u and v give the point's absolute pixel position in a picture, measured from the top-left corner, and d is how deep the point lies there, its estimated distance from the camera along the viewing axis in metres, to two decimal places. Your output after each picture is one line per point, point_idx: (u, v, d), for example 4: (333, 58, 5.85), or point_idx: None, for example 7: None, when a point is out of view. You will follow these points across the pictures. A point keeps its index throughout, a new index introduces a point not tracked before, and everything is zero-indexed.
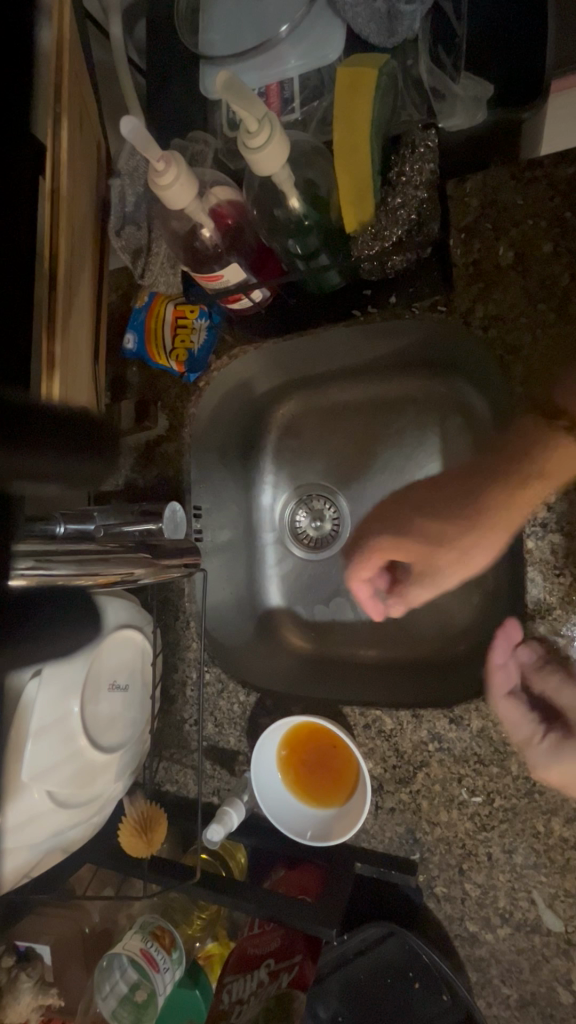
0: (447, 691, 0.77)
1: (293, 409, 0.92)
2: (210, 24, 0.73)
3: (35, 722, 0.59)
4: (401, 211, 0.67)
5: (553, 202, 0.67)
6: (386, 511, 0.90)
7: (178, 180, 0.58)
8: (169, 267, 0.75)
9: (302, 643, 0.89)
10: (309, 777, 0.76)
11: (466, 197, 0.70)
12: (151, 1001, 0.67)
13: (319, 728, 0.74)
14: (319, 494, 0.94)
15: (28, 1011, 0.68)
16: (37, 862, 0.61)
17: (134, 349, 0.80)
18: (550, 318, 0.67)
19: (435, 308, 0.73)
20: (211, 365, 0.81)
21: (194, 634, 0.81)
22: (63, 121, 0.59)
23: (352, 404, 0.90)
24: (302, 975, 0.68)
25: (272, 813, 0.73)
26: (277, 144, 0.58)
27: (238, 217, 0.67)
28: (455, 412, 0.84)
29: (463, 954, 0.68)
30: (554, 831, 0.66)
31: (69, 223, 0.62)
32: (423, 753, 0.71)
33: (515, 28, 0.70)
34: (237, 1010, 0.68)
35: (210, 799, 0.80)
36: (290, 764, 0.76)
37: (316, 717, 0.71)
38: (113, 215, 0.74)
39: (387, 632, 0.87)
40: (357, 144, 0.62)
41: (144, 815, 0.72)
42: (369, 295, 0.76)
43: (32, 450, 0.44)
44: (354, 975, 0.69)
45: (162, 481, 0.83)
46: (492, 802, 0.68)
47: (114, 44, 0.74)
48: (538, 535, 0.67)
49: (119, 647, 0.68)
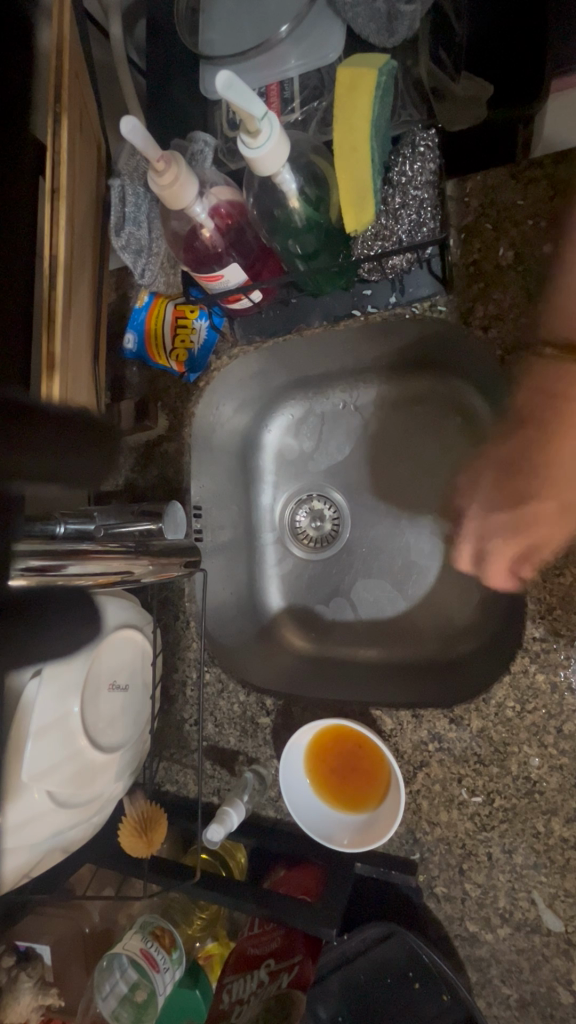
0: (449, 694, 0.76)
1: (293, 410, 0.92)
2: (210, 24, 0.73)
3: (36, 722, 0.58)
4: (402, 211, 0.66)
5: (553, 201, 0.67)
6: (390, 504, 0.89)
7: (177, 180, 0.58)
8: (169, 267, 0.77)
9: (303, 643, 0.90)
10: (338, 778, 0.75)
11: (466, 197, 0.70)
12: (151, 1002, 0.66)
13: (342, 732, 0.73)
14: (319, 494, 0.94)
15: (27, 1012, 0.68)
16: (37, 862, 0.61)
17: (134, 350, 0.81)
18: (551, 318, 0.67)
19: (435, 308, 0.73)
20: (211, 365, 0.81)
21: (194, 634, 0.81)
22: (64, 121, 0.57)
23: (353, 404, 0.91)
24: (302, 974, 0.69)
25: (299, 814, 0.73)
26: (278, 145, 0.58)
27: (237, 217, 0.67)
28: (459, 406, 0.84)
29: (463, 954, 0.69)
30: (554, 831, 0.66)
31: (71, 224, 0.62)
32: (415, 755, 0.72)
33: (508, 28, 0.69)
34: (236, 1010, 0.67)
35: (210, 800, 0.80)
36: (317, 766, 0.75)
37: (316, 724, 0.70)
38: (112, 215, 0.72)
39: (386, 632, 0.87)
40: (357, 146, 0.62)
41: (144, 815, 0.71)
42: (370, 295, 0.76)
43: (34, 449, 0.44)
44: (356, 978, 0.69)
45: (162, 481, 0.83)
46: (492, 802, 0.68)
47: (114, 45, 0.74)
48: None
49: (120, 647, 0.68)
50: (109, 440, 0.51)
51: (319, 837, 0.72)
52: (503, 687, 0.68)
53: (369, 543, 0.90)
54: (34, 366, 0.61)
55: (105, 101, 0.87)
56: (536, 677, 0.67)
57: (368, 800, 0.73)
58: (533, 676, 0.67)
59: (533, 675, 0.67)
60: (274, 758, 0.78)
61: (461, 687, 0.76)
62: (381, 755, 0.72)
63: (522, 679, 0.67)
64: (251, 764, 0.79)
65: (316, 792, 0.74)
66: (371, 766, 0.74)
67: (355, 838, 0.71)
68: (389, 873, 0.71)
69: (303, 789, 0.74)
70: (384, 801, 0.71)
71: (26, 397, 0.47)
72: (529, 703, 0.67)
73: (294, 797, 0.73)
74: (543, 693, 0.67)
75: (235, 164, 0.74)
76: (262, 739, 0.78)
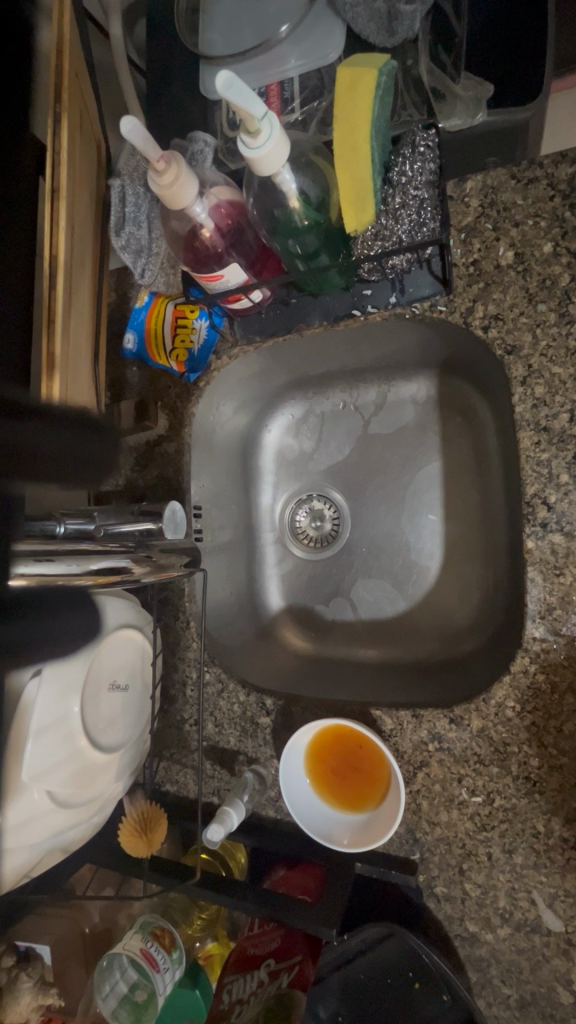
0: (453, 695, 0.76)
1: (294, 410, 0.92)
2: (210, 24, 0.73)
3: (35, 723, 0.58)
4: (402, 209, 0.67)
5: (554, 202, 0.67)
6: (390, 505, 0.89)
7: (177, 179, 0.58)
8: (169, 267, 0.77)
9: (303, 644, 0.90)
10: (339, 778, 0.75)
11: (466, 197, 0.70)
12: (151, 1002, 0.66)
13: (343, 732, 0.73)
14: (319, 494, 0.94)
15: (27, 1012, 0.67)
16: (37, 863, 0.61)
17: (134, 349, 0.81)
18: (551, 316, 0.67)
19: (435, 309, 0.73)
20: (211, 365, 0.81)
21: (194, 634, 0.81)
22: (64, 121, 0.57)
23: (353, 404, 0.91)
24: (302, 975, 0.68)
25: (299, 814, 0.73)
26: (279, 143, 0.58)
27: (237, 217, 0.67)
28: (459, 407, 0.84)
29: (463, 954, 0.69)
30: (554, 831, 0.66)
31: (70, 224, 0.62)
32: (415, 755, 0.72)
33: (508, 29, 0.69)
34: (236, 1010, 0.67)
35: (210, 800, 0.81)
36: (317, 766, 0.75)
37: (316, 724, 0.70)
38: (112, 215, 0.72)
39: (385, 631, 0.87)
40: (356, 146, 0.62)
41: (144, 815, 0.71)
42: (370, 295, 0.76)
43: (33, 450, 0.44)
44: (356, 978, 0.70)
45: (162, 481, 0.83)
46: (492, 802, 0.68)
47: (114, 45, 0.74)
48: (537, 535, 0.67)
49: (119, 648, 0.68)
50: (107, 440, 0.50)
51: (319, 837, 0.72)
52: (503, 687, 0.68)
53: (371, 544, 0.90)
54: (34, 366, 0.61)
55: (105, 101, 0.87)
56: (536, 677, 0.67)
57: (369, 801, 0.73)
58: (533, 676, 0.67)
59: (533, 675, 0.67)
60: (274, 758, 0.78)
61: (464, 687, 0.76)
62: (380, 755, 0.72)
63: (522, 679, 0.68)
64: (251, 763, 0.79)
65: (316, 792, 0.74)
66: (372, 768, 0.74)
67: (353, 839, 0.71)
68: (390, 873, 0.71)
69: (303, 789, 0.74)
70: (384, 801, 0.71)
71: (26, 396, 0.46)
72: (529, 703, 0.67)
73: (294, 797, 0.73)
74: (543, 693, 0.67)
75: (235, 164, 0.74)
76: (262, 739, 0.78)
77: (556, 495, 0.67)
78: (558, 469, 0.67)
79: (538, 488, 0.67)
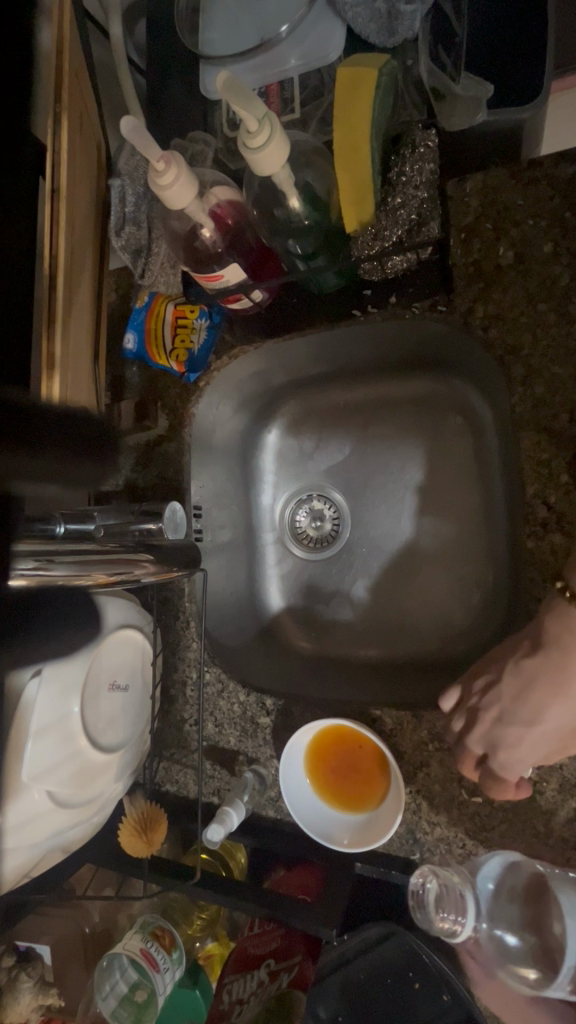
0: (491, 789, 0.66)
1: (291, 410, 0.91)
2: (210, 24, 0.73)
3: (35, 722, 0.59)
4: (400, 211, 0.66)
5: (553, 201, 0.67)
6: (387, 514, 0.89)
7: (178, 180, 0.58)
8: (169, 267, 0.74)
9: (305, 644, 0.89)
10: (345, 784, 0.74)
11: (466, 197, 0.71)
12: (151, 1002, 0.66)
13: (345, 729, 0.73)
14: (320, 494, 0.93)
15: (27, 1011, 0.68)
16: (37, 862, 0.61)
17: (134, 349, 0.80)
18: (550, 317, 0.68)
19: (436, 308, 0.74)
20: (211, 365, 0.81)
21: (194, 634, 0.81)
22: (63, 121, 0.58)
23: (353, 404, 0.90)
24: (301, 974, 0.70)
25: (296, 813, 0.73)
26: (278, 144, 0.58)
27: (237, 217, 0.66)
28: (443, 397, 0.84)
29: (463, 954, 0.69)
30: (554, 831, 0.67)
31: (70, 223, 0.62)
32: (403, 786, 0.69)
33: (508, 28, 0.68)
34: (236, 1010, 0.69)
35: (210, 800, 0.80)
36: (318, 766, 0.75)
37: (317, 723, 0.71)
38: (113, 216, 0.74)
39: (387, 634, 0.86)
40: (357, 146, 0.63)
41: (145, 815, 0.71)
42: (369, 296, 0.75)
43: (31, 450, 0.43)
44: (354, 987, 0.68)
45: (162, 481, 0.83)
46: (492, 802, 0.69)
47: (115, 45, 0.72)
48: (538, 535, 0.68)
49: (119, 648, 0.67)
50: (108, 440, 0.50)
51: (319, 836, 0.72)
52: None
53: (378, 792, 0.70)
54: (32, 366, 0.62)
55: (106, 102, 0.87)
56: None
57: (375, 801, 0.72)
58: None
59: None
60: (274, 758, 0.78)
61: (515, 947, 0.61)
62: (383, 757, 0.72)
63: None
64: (251, 764, 0.79)
65: (316, 792, 0.75)
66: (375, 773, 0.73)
67: (355, 839, 0.71)
68: (389, 873, 0.71)
69: (304, 791, 0.74)
70: (384, 801, 0.71)
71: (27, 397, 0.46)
72: None
73: (294, 796, 0.73)
74: None
75: (235, 165, 0.74)
76: (262, 739, 0.79)
77: (556, 495, 0.67)
78: (557, 469, 0.67)
79: (537, 488, 0.67)
